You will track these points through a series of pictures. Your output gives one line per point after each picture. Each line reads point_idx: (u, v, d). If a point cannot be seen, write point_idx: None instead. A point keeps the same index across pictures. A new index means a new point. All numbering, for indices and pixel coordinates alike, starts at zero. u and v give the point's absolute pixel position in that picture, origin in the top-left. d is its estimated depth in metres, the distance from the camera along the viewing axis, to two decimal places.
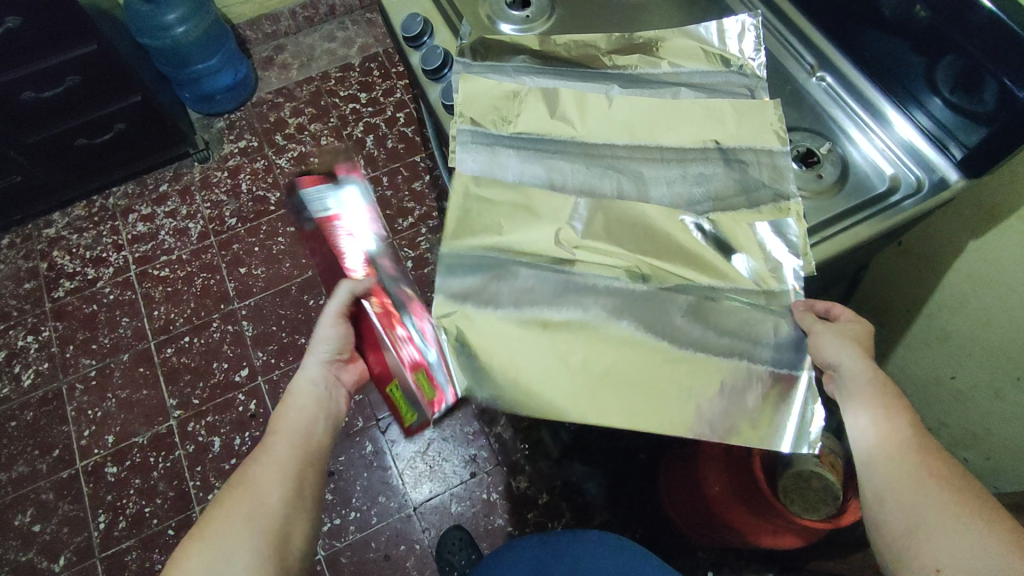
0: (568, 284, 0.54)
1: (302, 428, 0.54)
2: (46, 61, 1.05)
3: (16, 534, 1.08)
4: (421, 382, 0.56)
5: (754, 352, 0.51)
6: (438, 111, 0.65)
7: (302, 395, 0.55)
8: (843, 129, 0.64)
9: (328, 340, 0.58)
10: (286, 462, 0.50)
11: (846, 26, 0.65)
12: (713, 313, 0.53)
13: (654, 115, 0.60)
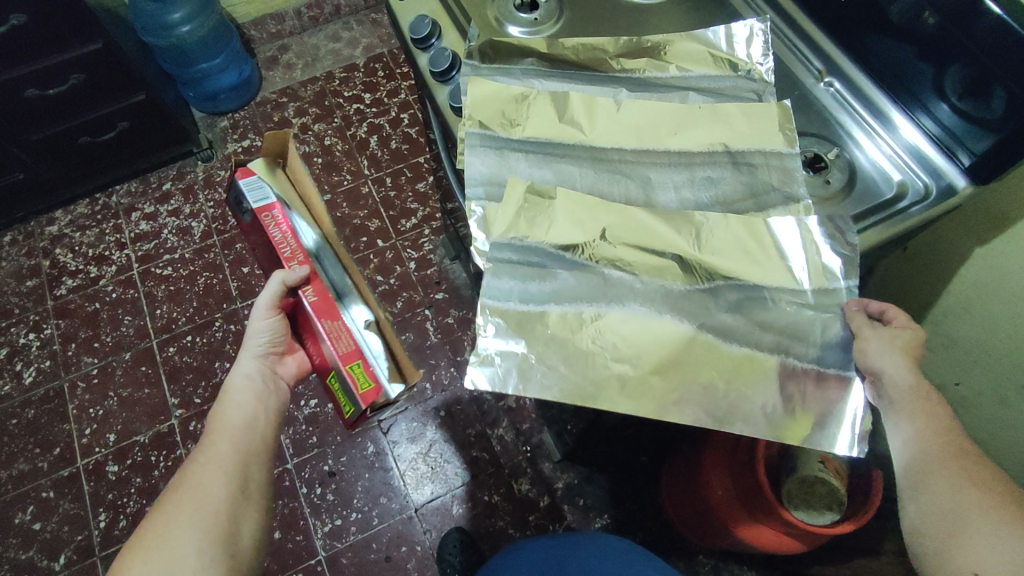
0: (614, 281, 0.53)
1: (242, 424, 0.61)
2: (52, 58, 1.05)
3: (16, 533, 1.08)
4: (355, 373, 0.59)
5: (804, 352, 0.50)
6: (446, 113, 0.65)
7: (238, 396, 0.63)
8: (851, 135, 0.64)
9: (262, 334, 0.66)
10: (226, 463, 0.58)
11: (855, 32, 0.65)
12: (757, 311, 0.52)
13: (662, 119, 0.60)
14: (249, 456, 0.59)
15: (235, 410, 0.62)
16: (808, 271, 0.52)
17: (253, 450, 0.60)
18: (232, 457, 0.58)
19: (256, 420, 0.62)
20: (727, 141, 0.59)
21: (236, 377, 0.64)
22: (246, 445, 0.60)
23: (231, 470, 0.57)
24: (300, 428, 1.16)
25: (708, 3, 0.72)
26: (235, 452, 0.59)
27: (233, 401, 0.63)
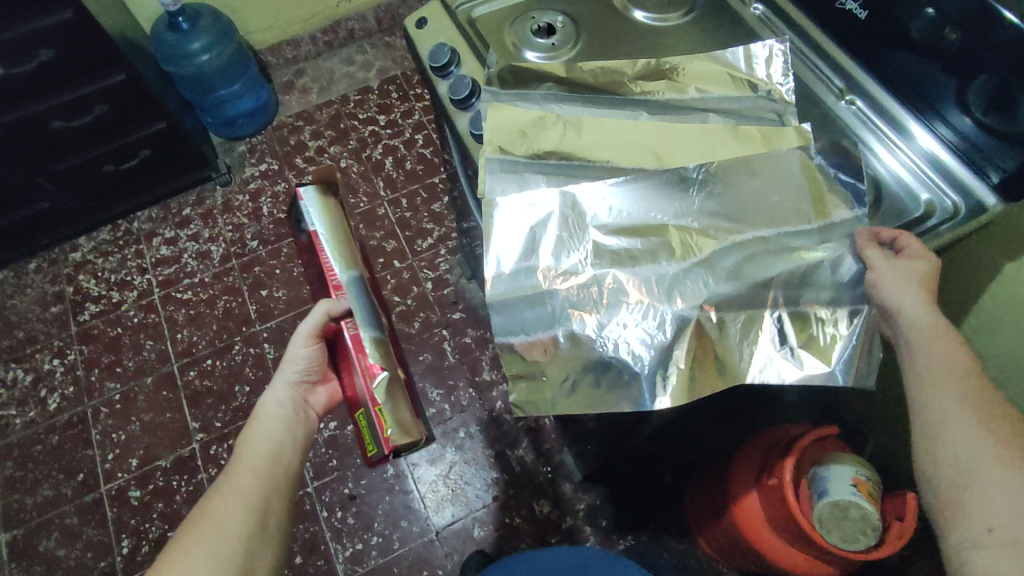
0: (612, 238, 0.55)
1: (270, 453, 0.63)
2: (77, 89, 1.08)
3: (41, 559, 1.09)
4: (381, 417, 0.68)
5: (811, 295, 0.53)
6: (467, 141, 0.65)
7: (269, 423, 0.66)
8: (874, 154, 0.63)
9: (299, 361, 0.70)
10: (250, 493, 0.59)
11: (874, 49, 0.65)
12: (758, 268, 0.53)
13: (683, 142, 0.60)
14: (274, 487, 0.60)
15: (264, 439, 0.64)
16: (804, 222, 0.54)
17: (278, 482, 0.61)
18: (256, 487, 0.59)
19: (283, 451, 0.64)
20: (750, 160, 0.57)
21: (269, 404, 0.67)
22: (271, 476, 0.61)
23: (253, 501, 0.58)
24: (320, 451, 1.16)
25: (725, 23, 0.72)
26: (260, 482, 0.60)
27: (263, 429, 0.65)
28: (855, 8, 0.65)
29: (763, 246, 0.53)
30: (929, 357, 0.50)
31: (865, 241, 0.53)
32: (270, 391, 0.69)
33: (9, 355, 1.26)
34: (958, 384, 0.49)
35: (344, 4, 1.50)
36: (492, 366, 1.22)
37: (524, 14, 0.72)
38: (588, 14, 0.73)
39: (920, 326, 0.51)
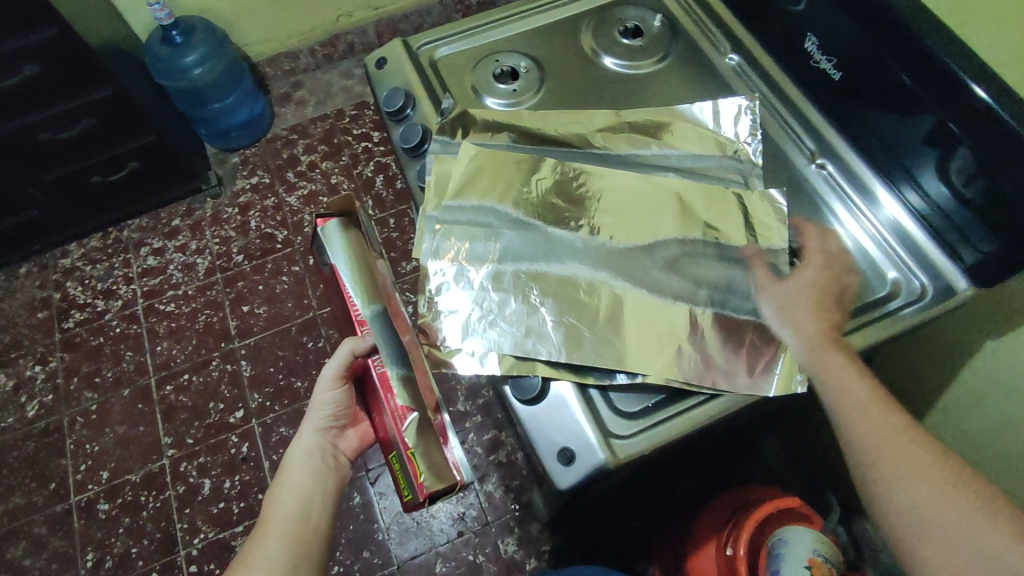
0: (551, 239, 0.56)
1: (295, 512, 0.62)
2: (64, 104, 1.08)
3: (8, 567, 1.10)
4: (414, 460, 0.53)
5: (738, 306, 0.54)
6: (414, 192, 0.63)
7: (297, 477, 0.64)
8: (841, 224, 0.60)
9: (326, 406, 0.66)
10: (273, 559, 0.58)
11: (852, 109, 0.60)
12: (690, 267, 0.55)
13: (633, 205, 0.58)
14: (301, 549, 0.60)
15: (291, 493, 0.63)
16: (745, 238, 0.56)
17: (303, 543, 0.60)
18: (279, 553, 0.59)
19: (309, 507, 0.63)
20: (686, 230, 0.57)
21: (297, 454, 0.66)
22: (296, 538, 0.60)
23: (276, 570, 0.58)
24: None
25: (697, 73, 0.69)
26: (283, 546, 0.59)
27: (291, 484, 0.64)
28: (828, 67, 0.61)
29: (702, 251, 0.56)
30: (851, 412, 0.49)
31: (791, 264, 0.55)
32: (299, 437, 0.68)
33: None
34: (875, 419, 0.49)
35: (344, 18, 1.49)
36: (466, 396, 1.20)
37: (489, 56, 0.70)
38: (555, 58, 0.70)
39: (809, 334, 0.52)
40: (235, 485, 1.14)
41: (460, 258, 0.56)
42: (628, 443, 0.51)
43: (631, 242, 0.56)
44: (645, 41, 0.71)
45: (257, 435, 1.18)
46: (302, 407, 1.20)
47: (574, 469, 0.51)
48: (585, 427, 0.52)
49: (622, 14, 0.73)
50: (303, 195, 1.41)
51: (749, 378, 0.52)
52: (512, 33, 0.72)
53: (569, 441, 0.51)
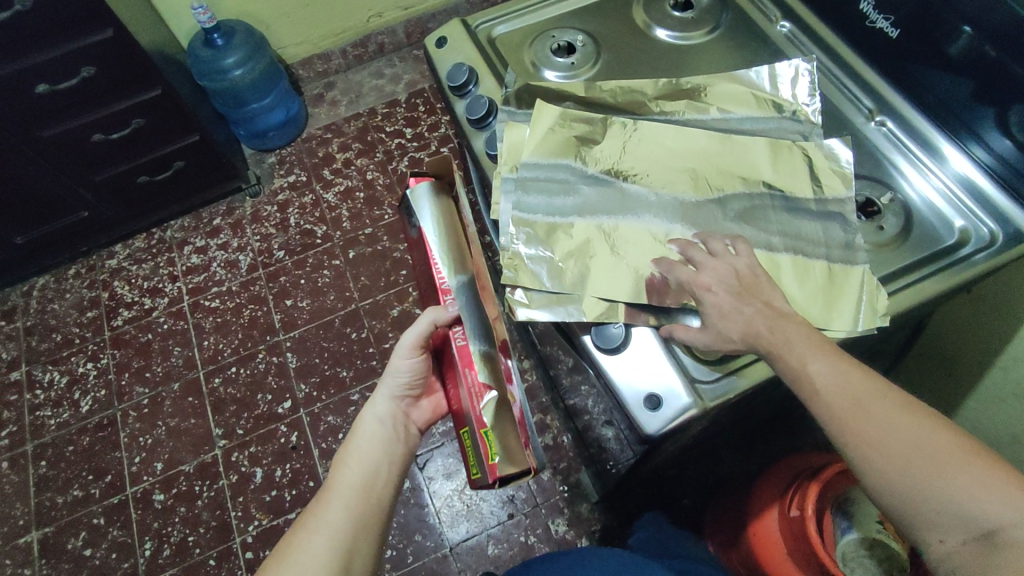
0: (623, 194, 0.59)
1: (366, 475, 0.61)
2: (118, 103, 1.12)
3: (68, 558, 1.12)
4: (487, 440, 0.57)
5: (809, 251, 0.56)
6: (483, 162, 0.65)
7: (366, 440, 0.64)
8: (904, 178, 0.61)
9: (402, 374, 0.67)
10: (339, 525, 0.57)
11: (909, 68, 0.62)
12: (759, 218, 0.57)
13: (701, 162, 0.60)
14: (366, 519, 0.59)
15: (360, 459, 0.62)
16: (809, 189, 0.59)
17: (370, 514, 0.59)
18: (343, 519, 0.58)
19: (376, 478, 0.62)
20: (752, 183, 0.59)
21: (368, 421, 0.66)
22: (362, 506, 0.59)
23: (340, 537, 0.57)
24: None
25: (748, 41, 0.71)
26: (349, 514, 0.58)
27: (360, 447, 0.63)
28: (885, 26, 0.62)
29: (767, 202, 0.58)
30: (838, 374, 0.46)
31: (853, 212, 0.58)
32: (372, 404, 0.68)
33: (46, 357, 1.31)
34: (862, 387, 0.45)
35: (375, 19, 1.52)
36: None
37: (544, 32, 0.72)
38: (608, 32, 0.72)
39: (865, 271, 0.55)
40: (286, 474, 1.16)
41: (538, 215, 0.59)
42: (713, 388, 0.52)
43: (701, 196, 0.59)
44: (695, 13, 0.73)
45: (306, 424, 1.20)
46: (348, 396, 1.22)
47: (660, 414, 0.52)
48: (675, 373, 0.53)
49: None
50: (341, 191, 1.44)
51: (831, 315, 0.53)
52: (565, 11, 0.75)
53: (653, 388, 0.53)
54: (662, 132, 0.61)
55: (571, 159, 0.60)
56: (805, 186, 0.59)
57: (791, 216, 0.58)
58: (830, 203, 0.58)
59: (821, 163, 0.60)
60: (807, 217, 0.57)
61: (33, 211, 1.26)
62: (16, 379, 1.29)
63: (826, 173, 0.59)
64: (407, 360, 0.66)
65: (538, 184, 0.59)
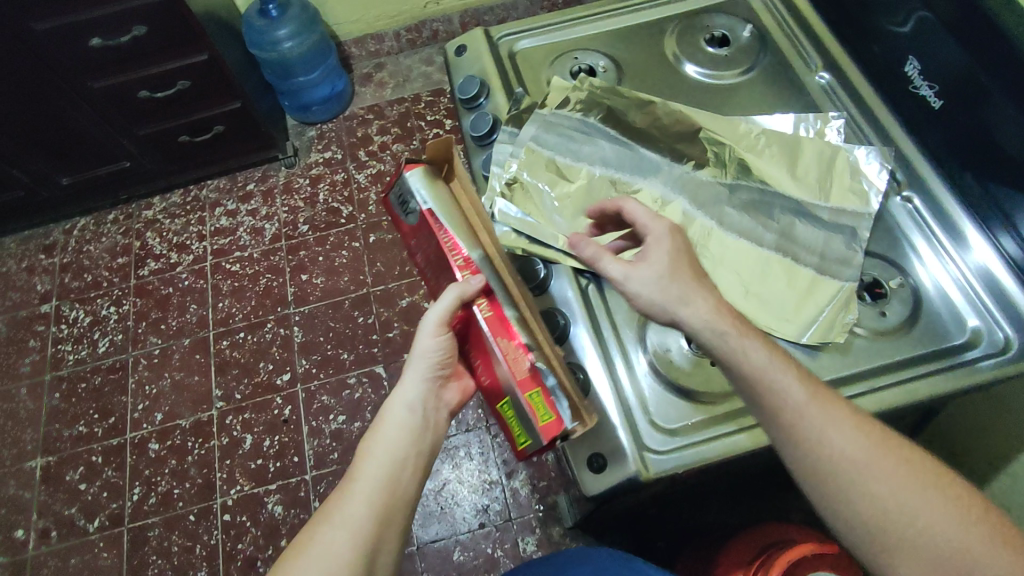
0: (635, 156, 0.61)
1: (388, 473, 0.55)
2: (166, 64, 1.15)
3: (65, 488, 1.19)
4: (534, 404, 0.49)
5: (798, 255, 0.56)
6: (479, 180, 0.64)
7: (392, 431, 0.57)
8: (920, 261, 0.56)
9: (430, 354, 0.58)
10: (360, 522, 0.53)
11: (950, 142, 0.56)
12: (760, 211, 0.57)
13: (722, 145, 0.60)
14: (388, 514, 0.54)
15: (382, 457, 0.56)
16: (823, 197, 0.57)
17: (393, 509, 0.54)
18: (365, 516, 0.53)
19: (404, 468, 0.56)
20: (767, 176, 0.58)
21: (398, 407, 0.58)
22: (386, 503, 0.54)
23: (360, 535, 0.52)
24: (325, 442, 1.18)
25: (781, 87, 0.66)
26: (370, 509, 0.53)
27: (384, 440, 0.56)
28: (929, 94, 0.57)
29: (775, 198, 0.58)
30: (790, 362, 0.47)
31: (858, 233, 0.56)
32: (401, 385, 0.59)
33: (75, 295, 1.37)
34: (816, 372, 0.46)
35: (431, 5, 1.51)
36: None
37: (567, 53, 0.70)
38: (635, 59, 0.69)
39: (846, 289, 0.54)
40: (273, 445, 1.19)
41: (552, 153, 0.61)
42: (663, 458, 0.50)
43: (713, 176, 0.59)
44: (731, 51, 0.69)
45: (300, 400, 1.22)
46: (345, 379, 1.24)
47: (603, 477, 0.50)
48: (622, 436, 0.51)
49: (710, 21, 0.71)
50: (372, 174, 1.45)
51: (800, 321, 0.53)
52: (596, 31, 0.72)
53: (600, 449, 0.51)
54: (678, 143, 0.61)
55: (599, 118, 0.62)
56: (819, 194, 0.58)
57: (797, 217, 0.57)
58: (844, 216, 0.57)
59: (847, 169, 0.58)
60: (810, 223, 0.57)
61: (80, 155, 1.31)
62: (46, 311, 1.36)
63: (847, 178, 0.58)
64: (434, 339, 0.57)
65: (561, 130, 0.61)
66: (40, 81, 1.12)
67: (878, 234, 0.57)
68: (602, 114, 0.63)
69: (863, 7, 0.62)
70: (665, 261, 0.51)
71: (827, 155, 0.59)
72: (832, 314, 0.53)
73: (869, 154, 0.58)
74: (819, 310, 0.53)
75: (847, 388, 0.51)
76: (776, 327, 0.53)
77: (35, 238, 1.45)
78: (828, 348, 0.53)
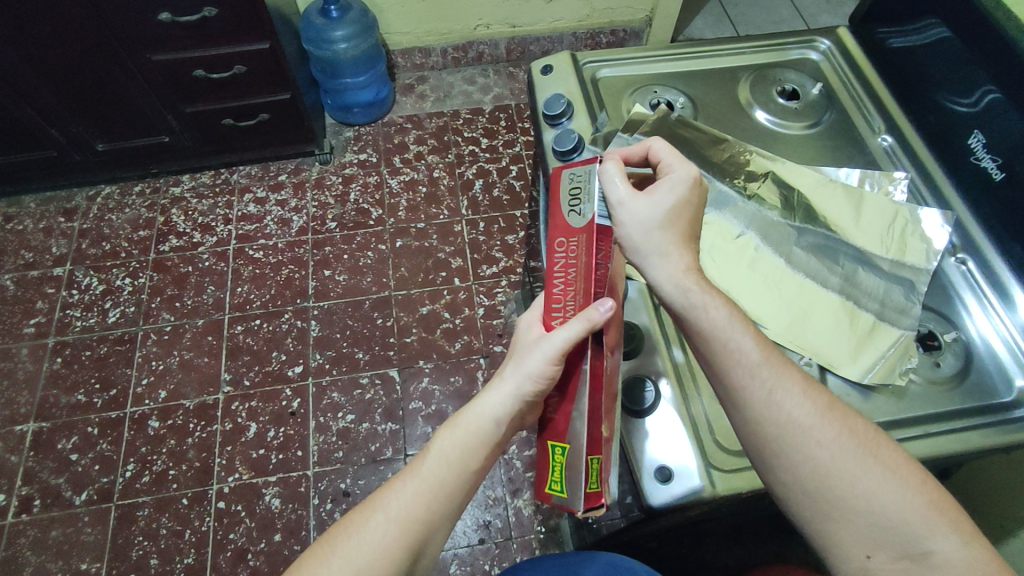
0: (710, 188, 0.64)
1: (453, 479, 0.48)
2: (227, 48, 1.17)
3: (55, 457, 1.15)
4: (591, 471, 0.46)
5: (861, 301, 0.58)
6: (548, 155, 0.68)
7: (469, 437, 0.49)
8: (970, 317, 0.59)
9: (530, 376, 0.48)
10: (411, 521, 0.46)
11: (1010, 215, 0.60)
12: (825, 256, 0.61)
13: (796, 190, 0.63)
14: (442, 517, 0.48)
15: (452, 462, 0.49)
16: (888, 250, 0.60)
17: (446, 513, 0.48)
18: (421, 513, 0.47)
19: (468, 482, 0.49)
20: (836, 222, 0.61)
21: (482, 417, 0.49)
22: (442, 505, 0.48)
23: (410, 531, 0.46)
24: (331, 439, 1.17)
25: (846, 144, 0.70)
26: (426, 507, 0.47)
27: (458, 444, 0.49)
28: (990, 166, 0.61)
29: (843, 247, 0.61)
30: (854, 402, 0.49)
31: (921, 289, 0.58)
32: (490, 389, 0.50)
33: (91, 262, 1.36)
34: None
35: (481, 28, 1.57)
36: None
37: (647, 86, 0.74)
38: (710, 100, 0.73)
39: (903, 336, 0.56)
40: (278, 437, 1.17)
41: None
42: (727, 478, 0.51)
43: (783, 218, 0.63)
44: (800, 105, 0.73)
45: (310, 393, 1.21)
46: (357, 378, 1.23)
47: (666, 489, 0.51)
48: (688, 452, 0.52)
49: (782, 75, 0.75)
50: (405, 180, 1.47)
51: (862, 362, 0.55)
52: (674, 69, 0.76)
53: (668, 461, 0.52)
54: (752, 185, 0.64)
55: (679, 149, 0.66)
56: (886, 248, 0.60)
57: (860, 266, 0.60)
58: (906, 269, 0.59)
59: (909, 228, 0.61)
60: (875, 274, 0.59)
61: (120, 124, 1.32)
62: (58, 274, 1.34)
63: (909, 236, 0.61)
64: (546, 364, 0.47)
65: None
66: (100, 46, 1.13)
67: (931, 290, 0.61)
68: (678, 147, 0.66)
69: (928, 80, 0.66)
70: (668, 203, 0.48)
71: (894, 218, 0.61)
72: (892, 358, 0.55)
73: (932, 214, 0.61)
74: (878, 353, 0.56)
75: (902, 430, 0.53)
76: (837, 365, 0.56)
77: (57, 200, 1.44)
78: (884, 390, 0.55)
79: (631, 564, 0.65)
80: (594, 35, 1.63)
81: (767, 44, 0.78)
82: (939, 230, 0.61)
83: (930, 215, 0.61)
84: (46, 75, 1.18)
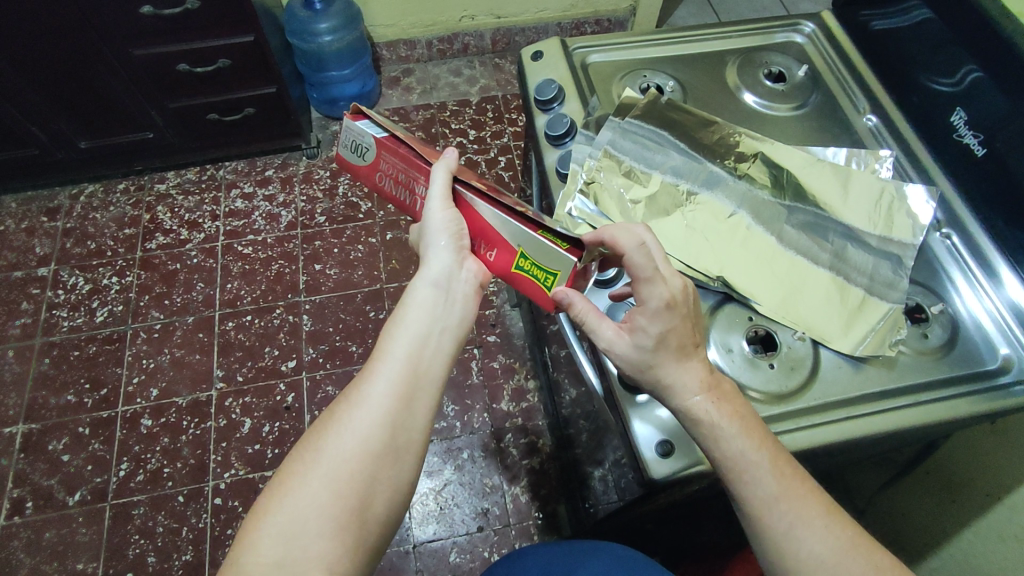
0: (701, 168, 0.65)
1: (410, 351, 0.49)
2: (211, 40, 1.16)
3: (46, 458, 1.13)
4: (548, 235, 0.51)
5: (849, 275, 0.60)
6: (541, 140, 0.69)
7: (416, 308, 0.50)
8: (955, 289, 0.61)
9: (439, 227, 0.52)
10: (378, 400, 0.47)
11: (992, 190, 0.61)
12: (814, 232, 0.62)
13: (787, 170, 0.64)
14: (411, 393, 0.48)
15: (404, 335, 0.49)
16: (875, 225, 0.61)
17: (416, 389, 0.48)
18: (387, 393, 0.47)
19: (426, 349, 0.49)
20: (824, 201, 0.63)
21: (421, 286, 0.51)
22: (409, 382, 0.48)
23: (379, 408, 0.46)
24: None
25: (832, 125, 0.72)
26: (391, 388, 0.47)
27: (405, 317, 0.50)
28: (973, 143, 0.62)
29: (830, 223, 0.62)
30: None
31: (910, 262, 0.60)
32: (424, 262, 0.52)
33: (76, 261, 1.34)
34: None
35: (466, 20, 1.57)
36: (511, 396, 1.21)
37: (637, 70, 0.75)
38: (699, 84, 0.74)
39: (892, 310, 0.58)
40: (273, 432, 1.16)
41: (626, 157, 0.65)
42: None
43: (774, 197, 0.64)
44: (787, 87, 0.74)
45: (304, 387, 1.21)
46: (351, 371, 1.22)
47: (668, 462, 0.52)
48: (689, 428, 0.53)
49: (768, 58, 0.76)
50: None
51: (855, 335, 0.57)
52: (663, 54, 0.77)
53: (668, 436, 0.53)
54: (743, 165, 0.65)
55: (671, 131, 0.67)
56: (871, 223, 0.62)
57: (848, 241, 0.61)
58: (893, 244, 0.61)
59: (897, 204, 0.63)
60: (863, 248, 0.61)
61: (103, 119, 1.30)
62: (43, 275, 1.32)
63: (896, 212, 0.62)
64: (442, 211, 0.52)
65: (635, 136, 0.66)
66: (81, 41, 1.11)
67: (919, 265, 0.62)
68: (670, 129, 0.67)
69: (911, 61, 0.68)
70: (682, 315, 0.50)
71: (872, 191, 0.63)
72: (882, 331, 0.57)
73: (920, 193, 0.63)
74: (869, 325, 0.57)
75: (892, 400, 0.55)
76: (830, 339, 0.57)
77: (39, 200, 1.42)
78: (877, 362, 0.57)
79: (636, 555, 0.65)
80: (579, 25, 1.63)
81: (755, 28, 0.79)
82: (927, 207, 0.62)
83: (919, 193, 0.63)
84: (27, 72, 1.16)
